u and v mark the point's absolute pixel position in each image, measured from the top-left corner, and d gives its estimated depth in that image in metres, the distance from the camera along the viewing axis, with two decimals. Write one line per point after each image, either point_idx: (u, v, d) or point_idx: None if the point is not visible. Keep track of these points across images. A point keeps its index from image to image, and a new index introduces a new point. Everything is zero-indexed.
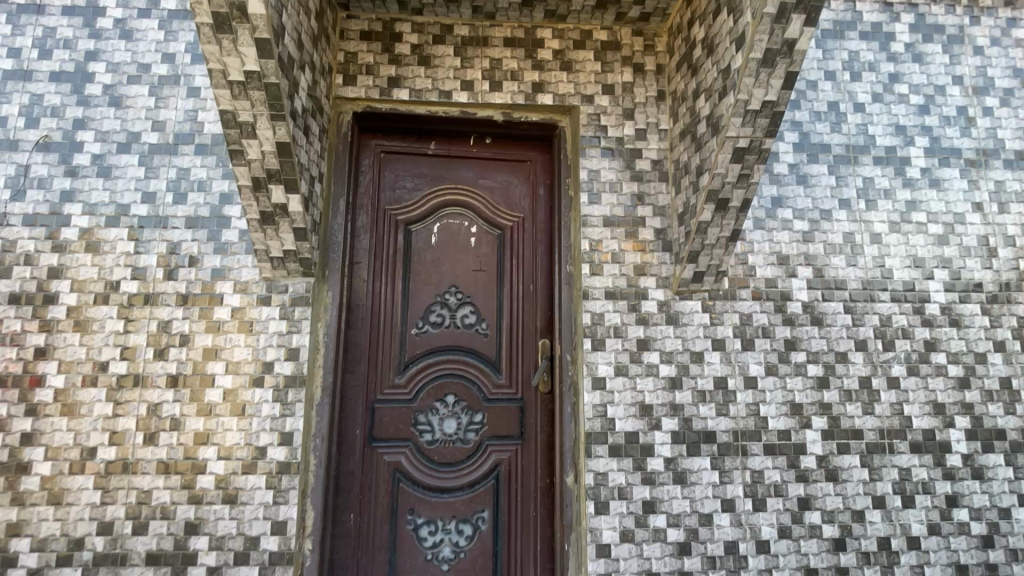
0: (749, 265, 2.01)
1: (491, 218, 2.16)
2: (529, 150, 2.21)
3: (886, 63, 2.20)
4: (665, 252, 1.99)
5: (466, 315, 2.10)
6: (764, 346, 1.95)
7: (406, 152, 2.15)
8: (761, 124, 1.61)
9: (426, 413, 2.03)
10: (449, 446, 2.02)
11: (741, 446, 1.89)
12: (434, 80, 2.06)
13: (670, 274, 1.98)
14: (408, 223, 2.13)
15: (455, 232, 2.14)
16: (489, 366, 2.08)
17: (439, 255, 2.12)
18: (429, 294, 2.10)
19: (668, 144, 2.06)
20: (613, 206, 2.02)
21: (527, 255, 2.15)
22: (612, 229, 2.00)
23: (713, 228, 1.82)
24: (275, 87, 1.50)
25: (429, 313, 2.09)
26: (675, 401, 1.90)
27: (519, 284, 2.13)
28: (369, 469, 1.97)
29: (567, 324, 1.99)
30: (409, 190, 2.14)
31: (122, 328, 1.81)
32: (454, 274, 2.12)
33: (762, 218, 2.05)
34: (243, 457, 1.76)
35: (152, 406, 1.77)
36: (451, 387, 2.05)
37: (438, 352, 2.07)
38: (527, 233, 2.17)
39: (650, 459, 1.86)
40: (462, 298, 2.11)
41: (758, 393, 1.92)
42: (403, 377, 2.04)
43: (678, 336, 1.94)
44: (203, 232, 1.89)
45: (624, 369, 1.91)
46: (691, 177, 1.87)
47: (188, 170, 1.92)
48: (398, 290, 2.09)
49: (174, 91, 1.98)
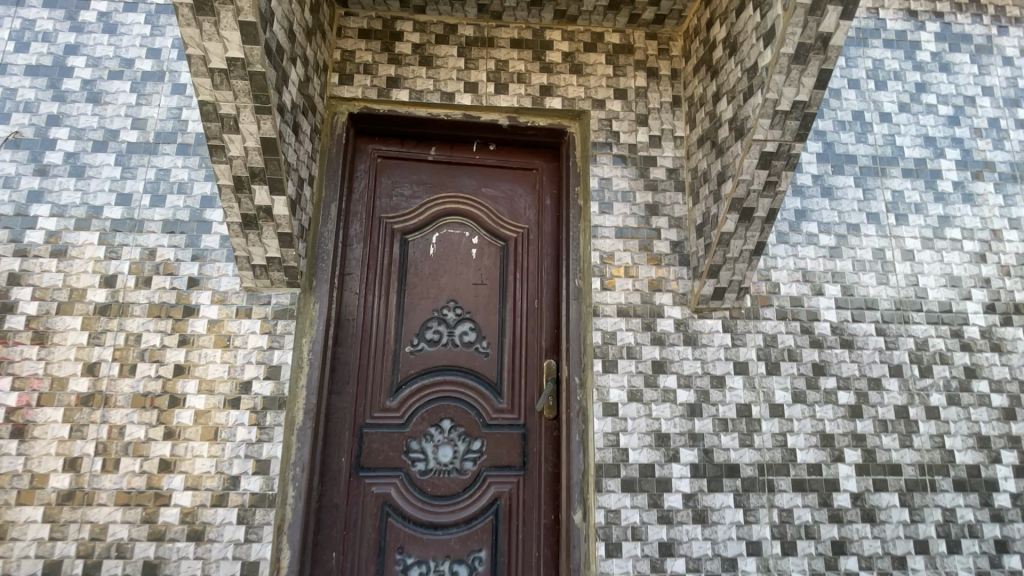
0: (773, 281, 1.85)
1: (493, 228, 2.03)
2: (535, 158, 2.09)
3: (913, 72, 2.09)
4: (681, 266, 1.84)
5: (465, 332, 1.95)
6: (790, 370, 1.79)
7: (405, 157, 2.03)
8: (791, 126, 1.48)
9: (420, 439, 1.86)
10: (444, 476, 1.84)
11: (768, 481, 1.70)
12: (436, 81, 1.94)
13: (688, 290, 1.82)
14: (405, 232, 1.99)
15: (455, 243, 2.01)
16: (489, 388, 1.91)
17: (438, 268, 1.98)
18: (426, 309, 1.95)
19: (684, 152, 1.94)
20: (625, 217, 1.88)
21: (531, 269, 2.01)
22: (624, 241, 1.86)
23: (736, 240, 1.68)
24: (260, 76, 1.36)
25: (425, 330, 1.93)
26: (694, 430, 1.72)
27: (523, 300, 1.99)
28: (355, 502, 1.78)
29: (576, 343, 1.82)
30: (407, 197, 2.02)
31: (86, 341, 1.65)
32: (454, 288, 1.97)
33: (786, 232, 1.90)
34: (213, 488, 1.57)
35: (113, 429, 1.59)
36: (448, 411, 1.88)
37: (434, 372, 1.91)
38: (532, 245, 2.03)
39: (667, 495, 1.67)
40: (462, 313, 1.96)
41: (785, 422, 1.75)
42: (395, 400, 1.87)
43: (697, 358, 1.77)
44: (182, 237, 1.74)
45: (638, 394, 1.74)
46: (711, 186, 1.74)
47: (168, 171, 1.78)
48: (393, 304, 1.94)
49: (158, 88, 1.85)
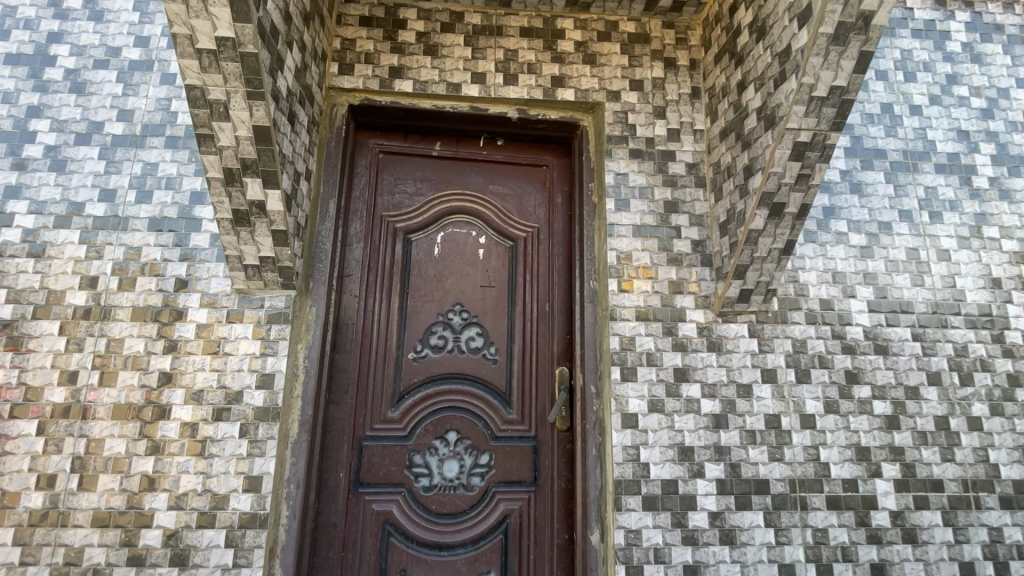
0: (801, 283, 1.74)
1: (501, 227, 1.93)
2: (544, 154, 1.99)
3: (943, 63, 1.98)
4: (703, 267, 1.73)
5: (472, 338, 1.84)
6: (822, 378, 1.66)
7: (408, 153, 1.93)
8: (827, 114, 1.37)
9: (423, 452, 1.74)
10: (450, 492, 1.73)
11: (801, 498, 1.57)
12: (441, 72, 1.83)
13: (711, 293, 1.71)
14: (408, 232, 1.89)
15: (460, 243, 1.91)
16: (496, 397, 1.80)
17: (443, 270, 1.88)
18: (431, 313, 1.84)
19: (704, 146, 1.83)
20: (643, 214, 1.76)
21: (541, 271, 1.91)
22: (642, 240, 1.74)
23: (766, 238, 1.56)
24: (253, 58, 1.25)
25: (429, 335, 1.82)
26: (720, 443, 1.60)
27: (532, 303, 1.88)
28: (354, 520, 1.66)
29: (591, 349, 1.70)
30: (410, 195, 1.92)
31: (63, 347, 1.52)
32: (460, 290, 1.87)
33: (814, 230, 1.79)
34: (199, 508, 1.44)
35: (92, 443, 1.47)
36: (453, 422, 1.77)
37: (439, 381, 1.80)
38: (542, 246, 1.94)
39: (692, 514, 1.55)
40: (468, 318, 1.86)
41: (818, 434, 1.62)
42: (397, 410, 1.75)
43: (722, 366, 1.65)
44: (169, 235, 1.62)
45: (659, 404, 1.61)
46: (737, 181, 1.62)
47: (155, 165, 1.67)
48: (395, 307, 1.83)
49: (146, 78, 1.74)
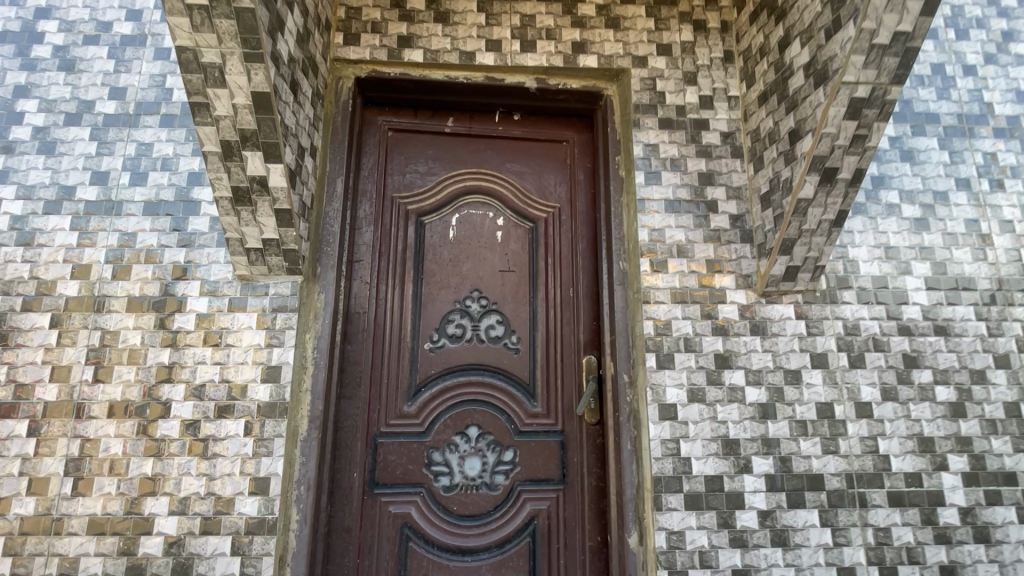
0: (851, 259, 1.59)
1: (520, 207, 1.84)
2: (564, 130, 1.89)
3: (998, 19, 1.82)
4: (743, 244, 1.59)
5: (492, 326, 1.73)
6: (877, 363, 1.51)
7: (420, 130, 1.83)
8: (889, 64, 1.23)
9: (443, 450, 1.62)
10: (472, 493, 1.61)
11: (859, 495, 1.42)
12: (454, 40, 1.71)
13: (753, 272, 1.57)
14: (421, 214, 1.78)
15: (477, 225, 1.80)
16: (519, 389, 1.69)
17: (459, 254, 1.77)
18: (447, 300, 1.73)
19: (740, 114, 1.68)
20: (675, 188, 1.62)
21: (564, 254, 1.81)
22: (675, 216, 1.60)
23: (816, 208, 1.41)
24: (250, 15, 1.13)
25: (446, 324, 1.71)
26: (768, 435, 1.46)
27: (555, 287, 1.78)
28: (370, 524, 1.54)
29: (623, 335, 1.56)
30: (422, 175, 1.81)
31: (55, 341, 1.41)
32: (477, 275, 1.76)
33: (863, 202, 1.63)
34: (202, 512, 1.32)
35: (87, 444, 1.36)
36: (474, 417, 1.65)
37: (457, 372, 1.68)
38: (564, 227, 1.83)
39: (740, 513, 1.41)
40: (487, 305, 1.74)
41: (876, 424, 1.47)
42: (414, 405, 1.63)
43: (767, 350, 1.51)
44: (166, 219, 1.50)
45: (700, 394, 1.48)
46: (781, 147, 1.48)
47: (150, 145, 1.55)
48: (409, 295, 1.71)
49: (139, 53, 1.63)
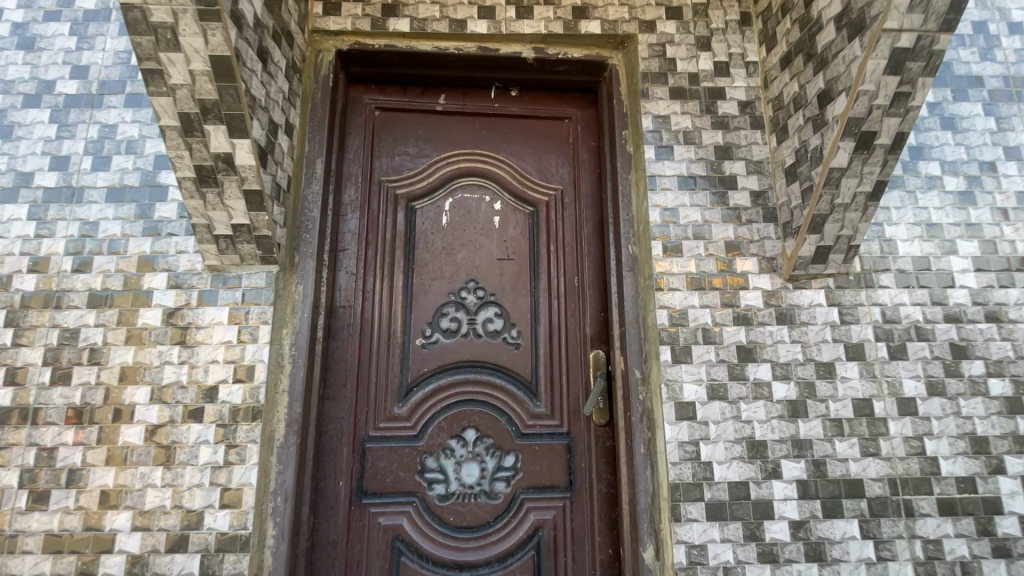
0: (888, 239, 1.42)
1: (519, 190, 1.69)
2: (566, 106, 1.75)
3: None
4: (767, 224, 1.43)
5: (490, 320, 1.59)
6: (922, 354, 1.34)
7: (410, 109, 1.69)
8: (937, 8, 1.07)
9: (437, 455, 1.48)
10: (470, 502, 1.46)
11: (904, 502, 1.26)
12: (443, 7, 1.58)
13: (778, 254, 1.41)
14: (410, 199, 1.64)
15: (472, 211, 1.66)
16: (520, 388, 1.55)
17: (453, 241, 1.63)
18: (440, 292, 1.59)
19: (760, 81, 1.53)
20: (689, 164, 1.47)
21: (568, 241, 1.66)
22: (690, 194, 1.45)
23: (850, 179, 1.25)
24: None
25: (440, 318, 1.57)
26: (799, 436, 1.30)
27: (558, 276, 1.63)
28: (358, 538, 1.40)
29: (633, 326, 1.41)
30: (412, 157, 1.67)
31: (10, 341, 1.29)
32: (473, 264, 1.62)
33: (899, 176, 1.47)
34: (168, 528, 1.19)
35: (43, 453, 1.23)
36: (471, 419, 1.51)
37: (452, 370, 1.54)
38: (567, 211, 1.68)
39: (769, 524, 1.25)
40: (484, 297, 1.60)
41: (921, 423, 1.30)
42: (405, 406, 1.49)
43: (796, 341, 1.35)
44: (130, 206, 1.37)
45: (721, 390, 1.32)
46: (809, 113, 1.32)
47: (114, 127, 1.43)
48: (398, 286, 1.57)
49: (103, 29, 1.50)
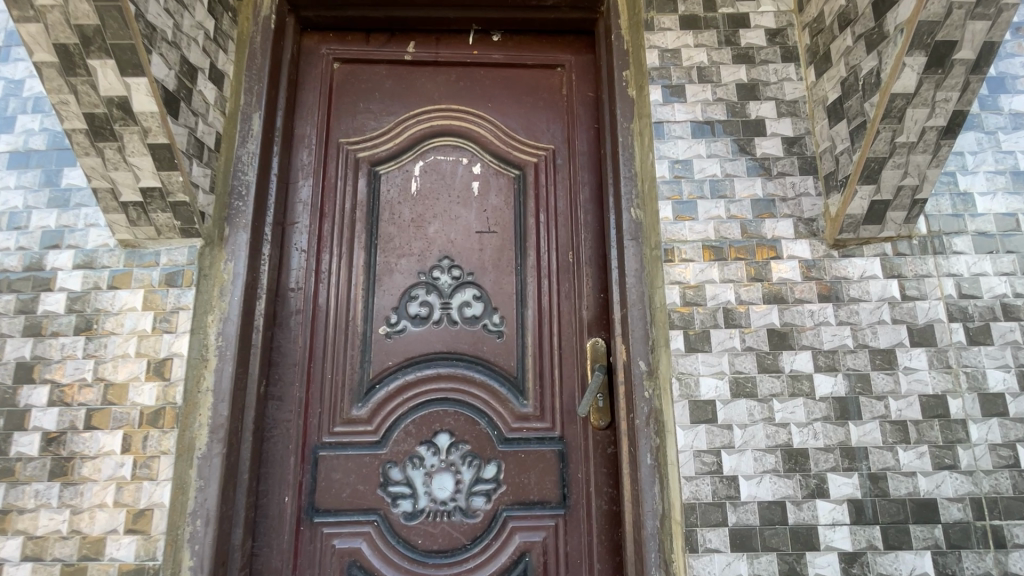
0: (963, 193, 1.12)
1: (502, 151, 1.44)
2: (558, 52, 1.49)
3: None
4: (804, 177, 1.14)
5: (468, 304, 1.34)
6: (1011, 338, 1.04)
7: (374, 59, 1.45)
8: None
9: (404, 465, 1.24)
10: (443, 521, 1.22)
11: (993, 530, 0.97)
12: None
13: (819, 215, 1.12)
14: (374, 163, 1.40)
15: (446, 176, 1.41)
16: (504, 384, 1.30)
17: (424, 212, 1.38)
18: (408, 271, 1.35)
19: (793, 4, 1.24)
20: (705, 106, 1.19)
21: (560, 209, 1.40)
22: (707, 142, 1.17)
23: (918, 109, 0.95)
24: None
25: (408, 303, 1.33)
26: (851, 444, 1.01)
27: (548, 251, 1.38)
28: (307, 563, 1.17)
29: (637, 308, 1.14)
30: (377, 115, 1.43)
31: None
32: (447, 238, 1.37)
33: (975, 114, 1.16)
34: (64, 557, 0.98)
35: None
36: (444, 421, 1.27)
37: (422, 364, 1.30)
38: (559, 175, 1.42)
39: (812, 557, 0.98)
40: (461, 277, 1.35)
41: (1013, 426, 1.01)
42: (366, 407, 1.26)
43: (845, 323, 1.06)
44: (35, 173, 1.16)
45: (748, 386, 1.05)
46: (861, 29, 1.03)
47: (20, 82, 1.22)
48: (359, 266, 1.34)
49: None
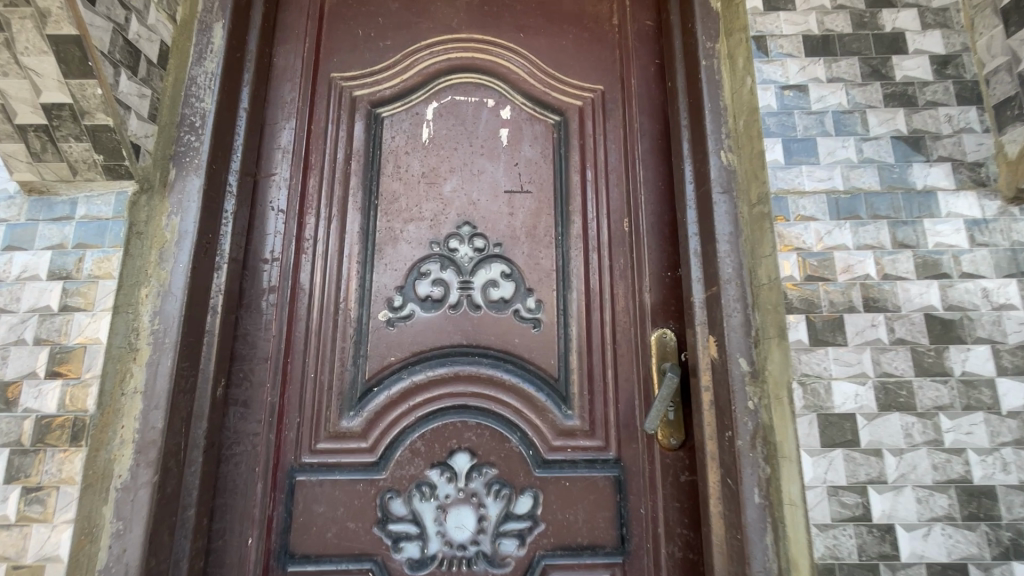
0: None
1: (538, 92, 1.13)
2: None
3: None
4: (966, 108, 0.83)
5: (495, 283, 1.03)
6: None
7: None
8: None
9: (408, 496, 0.93)
10: (461, 572, 0.91)
11: None
12: None
13: (990, 158, 0.81)
14: (375, 103, 1.10)
15: (467, 120, 1.10)
16: (542, 389, 0.99)
17: (439, 166, 1.08)
18: (417, 240, 1.04)
19: None
20: (821, 16, 0.88)
21: (611, 164, 1.10)
22: (826, 62, 0.86)
23: None
24: None
25: (416, 280, 1.02)
26: None
27: (597, 217, 1.07)
28: None
29: (733, 287, 0.85)
30: (380, 45, 1.13)
31: None
32: (468, 199, 1.06)
33: None
34: None
35: None
36: (463, 437, 0.96)
37: (435, 362, 0.99)
38: (611, 122, 1.12)
39: None
40: (485, 249, 1.05)
41: None
42: (360, 416, 0.96)
43: None
44: None
45: (902, 395, 0.73)
46: None
47: None
48: (353, 232, 1.03)
49: None
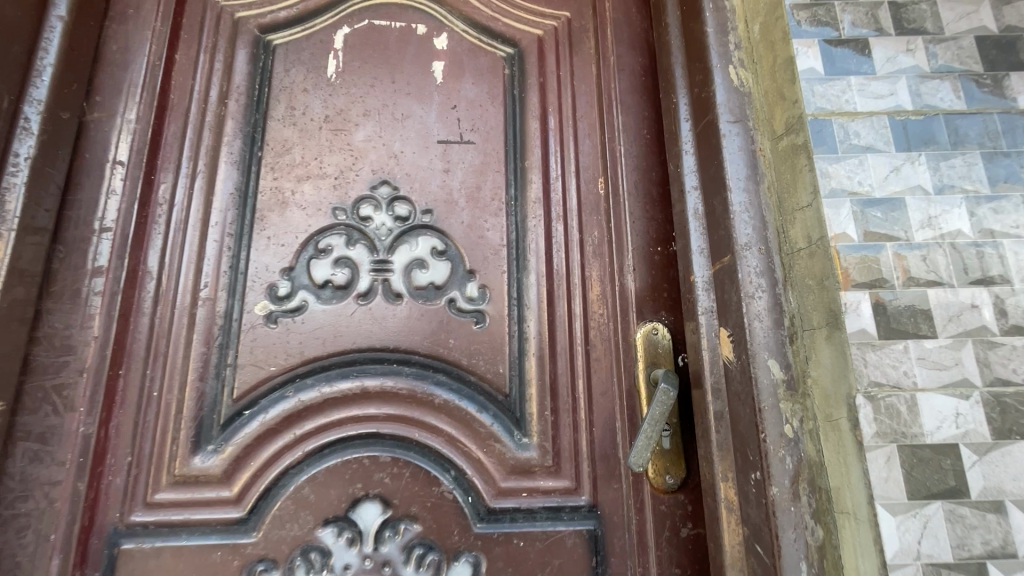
0: None
1: (485, 16, 0.86)
2: None
3: None
4: None
5: (423, 263, 0.76)
6: None
7: None
8: None
9: (291, 569, 0.64)
10: None
11: None
12: None
13: None
14: (265, 28, 0.82)
15: (390, 51, 0.83)
16: (486, 410, 0.71)
17: (350, 109, 0.80)
18: (317, 205, 0.76)
19: None
20: None
21: (582, 109, 0.83)
22: None
23: None
24: None
25: (313, 261, 0.74)
26: None
27: (562, 175, 0.80)
28: None
29: (756, 254, 0.57)
30: None
31: None
32: (388, 150, 0.79)
33: None
34: None
35: None
36: (372, 480, 0.67)
37: (334, 374, 0.70)
38: (581, 55, 0.85)
39: None
40: (410, 217, 0.77)
41: None
42: (221, 453, 0.67)
43: None
44: None
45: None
46: None
47: None
48: (225, 194, 0.75)
49: None
